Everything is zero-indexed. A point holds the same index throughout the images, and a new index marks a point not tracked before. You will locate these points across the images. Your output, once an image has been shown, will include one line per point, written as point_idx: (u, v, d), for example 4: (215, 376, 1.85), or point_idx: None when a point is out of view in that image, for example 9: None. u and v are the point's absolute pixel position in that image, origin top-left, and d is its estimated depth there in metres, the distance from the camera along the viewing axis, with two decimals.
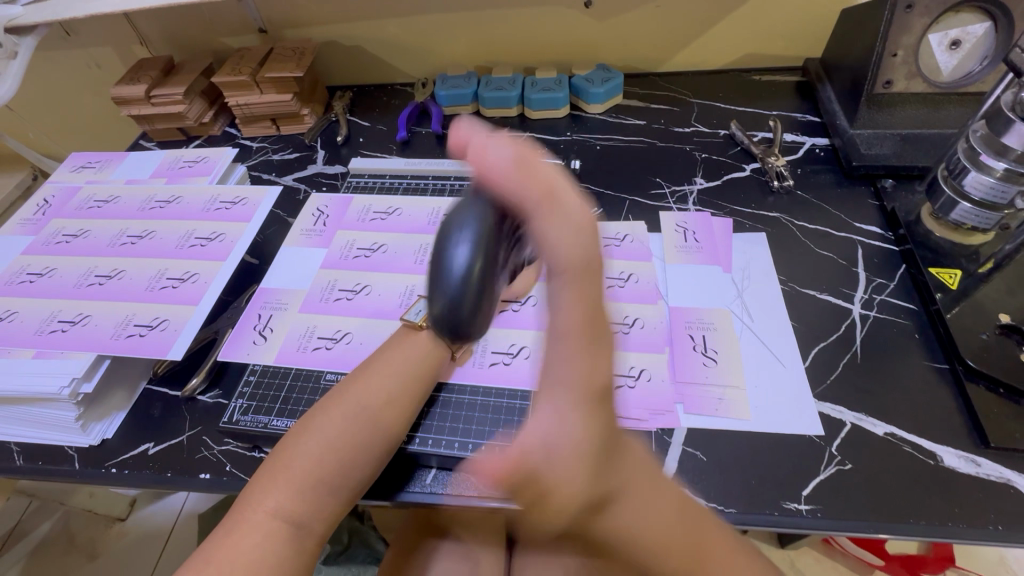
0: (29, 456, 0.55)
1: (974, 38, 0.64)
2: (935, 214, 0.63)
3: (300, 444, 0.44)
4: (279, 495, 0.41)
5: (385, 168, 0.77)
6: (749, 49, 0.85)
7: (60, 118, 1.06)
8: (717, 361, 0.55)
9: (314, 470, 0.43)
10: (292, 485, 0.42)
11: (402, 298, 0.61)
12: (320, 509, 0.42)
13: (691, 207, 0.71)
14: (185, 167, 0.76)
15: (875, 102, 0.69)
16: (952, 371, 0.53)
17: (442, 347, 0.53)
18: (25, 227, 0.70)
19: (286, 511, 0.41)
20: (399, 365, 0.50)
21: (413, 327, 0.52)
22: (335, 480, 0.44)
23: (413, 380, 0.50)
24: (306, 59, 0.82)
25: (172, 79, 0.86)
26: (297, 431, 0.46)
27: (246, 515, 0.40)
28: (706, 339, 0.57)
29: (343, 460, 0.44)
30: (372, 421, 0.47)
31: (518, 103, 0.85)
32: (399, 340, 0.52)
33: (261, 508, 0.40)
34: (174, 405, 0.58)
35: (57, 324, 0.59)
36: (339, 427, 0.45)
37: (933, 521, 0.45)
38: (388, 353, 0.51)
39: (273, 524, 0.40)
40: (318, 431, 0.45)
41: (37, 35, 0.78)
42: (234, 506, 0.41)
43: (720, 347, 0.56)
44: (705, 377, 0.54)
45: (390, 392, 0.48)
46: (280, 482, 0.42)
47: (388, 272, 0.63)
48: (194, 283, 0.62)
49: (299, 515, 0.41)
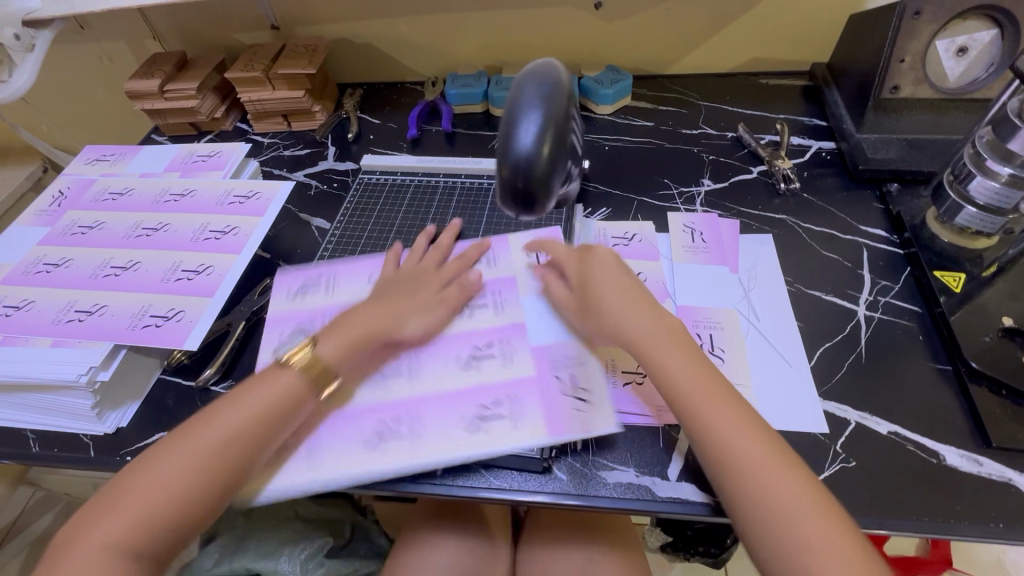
0: (45, 443, 0.56)
1: (981, 45, 0.65)
2: (940, 218, 0.64)
3: (139, 479, 0.45)
4: (114, 523, 0.43)
5: (396, 164, 0.79)
6: (757, 52, 0.86)
7: (69, 112, 1.07)
8: (588, 402, 0.52)
9: (147, 506, 0.43)
10: (124, 521, 0.43)
11: (320, 279, 0.65)
12: (155, 542, 0.43)
13: (699, 209, 0.72)
14: (199, 161, 0.77)
15: (881, 108, 0.70)
16: (955, 372, 0.54)
17: (306, 387, 0.51)
18: (40, 218, 0.71)
19: (122, 547, 0.42)
20: (247, 407, 0.48)
21: (278, 364, 0.52)
22: (172, 515, 0.44)
23: (262, 420, 0.48)
24: (318, 56, 0.83)
25: (184, 73, 0.87)
26: (157, 449, 0.46)
27: (81, 544, 0.42)
28: (573, 376, 0.54)
29: (184, 492, 0.44)
30: (212, 459, 0.46)
31: (482, 99, 0.87)
32: (262, 377, 0.51)
33: (92, 541, 0.42)
34: (188, 396, 0.59)
35: (73, 313, 0.59)
36: (176, 463, 0.45)
37: (934, 518, 0.46)
38: (242, 392, 0.49)
39: (102, 556, 0.42)
40: (157, 468, 0.45)
41: (54, 28, 0.79)
42: (73, 525, 0.44)
43: (590, 384, 0.53)
44: (554, 424, 0.50)
45: (232, 430, 0.47)
46: (112, 517, 0.43)
47: (342, 287, 0.64)
48: (208, 276, 0.63)
49: (134, 544, 0.43)
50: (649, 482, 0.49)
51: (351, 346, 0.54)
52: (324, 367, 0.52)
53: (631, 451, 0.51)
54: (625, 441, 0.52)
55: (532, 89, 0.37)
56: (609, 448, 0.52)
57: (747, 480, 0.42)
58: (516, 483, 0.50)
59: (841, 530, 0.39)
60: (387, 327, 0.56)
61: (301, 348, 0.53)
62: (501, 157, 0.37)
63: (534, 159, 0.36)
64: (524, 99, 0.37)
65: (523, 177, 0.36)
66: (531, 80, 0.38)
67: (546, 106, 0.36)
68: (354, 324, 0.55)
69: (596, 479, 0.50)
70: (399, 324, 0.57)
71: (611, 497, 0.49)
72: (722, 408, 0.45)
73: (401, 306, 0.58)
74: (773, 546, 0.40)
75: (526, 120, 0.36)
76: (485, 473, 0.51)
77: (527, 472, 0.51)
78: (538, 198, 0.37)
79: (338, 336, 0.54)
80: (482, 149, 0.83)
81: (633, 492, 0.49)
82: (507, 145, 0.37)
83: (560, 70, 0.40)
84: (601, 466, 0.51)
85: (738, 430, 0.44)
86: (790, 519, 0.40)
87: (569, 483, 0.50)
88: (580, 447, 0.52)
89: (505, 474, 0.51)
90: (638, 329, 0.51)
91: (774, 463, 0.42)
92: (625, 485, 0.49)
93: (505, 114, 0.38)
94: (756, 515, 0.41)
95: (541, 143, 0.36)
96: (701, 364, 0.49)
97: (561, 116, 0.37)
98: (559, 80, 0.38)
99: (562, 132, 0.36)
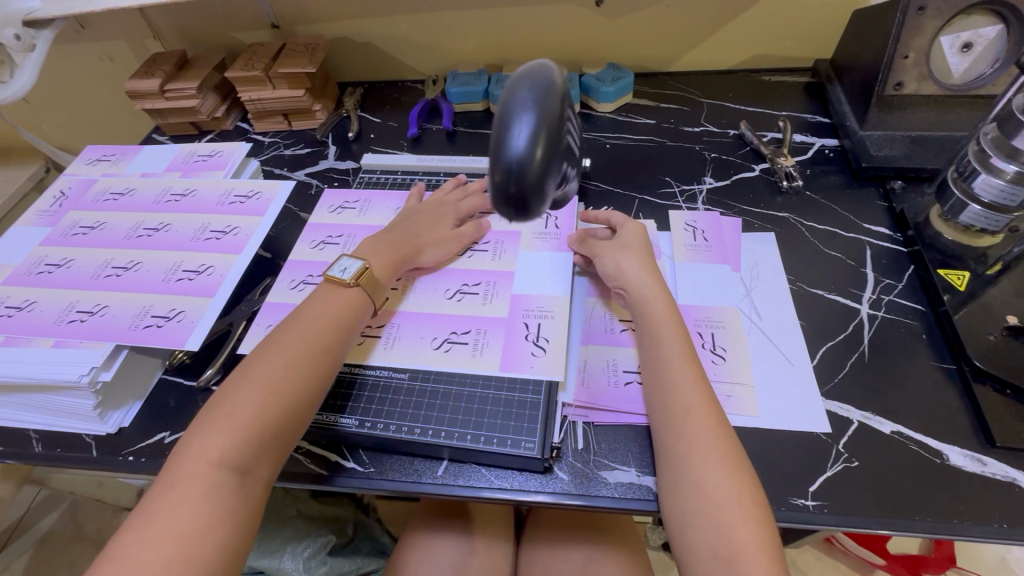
0: (48, 444, 0.56)
1: (986, 40, 0.64)
2: (944, 216, 0.63)
3: (235, 395, 0.46)
4: (218, 445, 0.43)
5: (396, 164, 0.78)
6: (759, 49, 0.85)
7: (71, 112, 1.07)
8: (545, 350, 0.56)
9: (253, 416, 0.45)
10: (231, 434, 0.44)
11: (357, 202, 0.75)
12: (263, 451, 0.45)
13: (701, 207, 0.71)
14: (200, 161, 0.77)
15: (885, 104, 0.70)
16: (959, 372, 0.54)
17: (365, 298, 0.56)
18: (42, 219, 0.71)
19: (230, 461, 0.43)
20: (324, 316, 0.53)
21: (339, 282, 0.55)
22: (276, 422, 0.46)
23: (334, 335, 0.52)
24: (318, 55, 0.83)
25: (185, 73, 0.87)
26: (238, 378, 0.48)
27: (187, 467, 0.42)
28: (540, 326, 0.58)
29: (286, 396, 0.47)
30: (304, 362, 0.49)
31: (483, 98, 0.87)
32: (324, 294, 0.55)
33: (202, 458, 0.43)
34: (189, 396, 0.59)
35: (75, 314, 0.59)
36: (271, 371, 0.48)
37: (938, 517, 0.45)
38: (315, 306, 0.53)
39: (218, 472, 0.42)
40: (252, 380, 0.47)
41: (54, 28, 0.79)
42: (172, 460, 0.43)
43: (552, 335, 0.57)
44: (509, 363, 0.55)
45: (317, 335, 0.51)
46: (219, 430, 0.44)
47: (368, 216, 0.73)
48: (209, 275, 0.63)
49: (241, 462, 0.44)
50: (651, 482, 0.49)
51: (393, 265, 0.60)
52: (377, 282, 0.57)
53: (632, 451, 0.51)
54: (626, 441, 0.52)
55: (525, 89, 0.35)
56: (611, 448, 0.52)
57: (689, 473, 0.45)
58: (517, 483, 0.50)
59: (761, 527, 0.42)
60: (412, 253, 0.62)
61: (362, 269, 0.56)
62: (493, 160, 0.35)
63: (528, 162, 0.34)
64: (516, 103, 0.35)
65: (515, 181, 0.35)
66: (523, 81, 0.35)
67: (539, 108, 0.34)
68: (388, 246, 0.61)
69: (597, 479, 0.50)
70: (420, 254, 0.63)
71: (613, 496, 0.49)
72: (699, 419, 0.47)
73: (421, 239, 0.63)
74: (700, 552, 0.42)
75: (518, 124, 0.34)
76: (487, 473, 0.51)
77: (528, 472, 0.51)
78: (532, 203, 0.36)
79: (382, 256, 0.59)
80: (483, 148, 0.83)
81: (635, 492, 0.49)
82: (499, 148, 0.35)
83: (552, 68, 0.37)
84: (602, 466, 0.51)
85: (706, 442, 0.45)
86: (725, 514, 0.42)
87: (571, 483, 0.50)
88: (581, 447, 0.52)
89: (506, 474, 0.51)
90: (653, 311, 0.54)
91: (729, 482, 0.43)
92: (627, 485, 0.49)
93: (496, 118, 0.35)
94: (690, 507, 0.44)
95: (534, 145, 0.34)
96: (700, 374, 0.50)
97: (554, 118, 0.35)
98: (552, 80, 0.36)
99: (557, 137, 0.35)
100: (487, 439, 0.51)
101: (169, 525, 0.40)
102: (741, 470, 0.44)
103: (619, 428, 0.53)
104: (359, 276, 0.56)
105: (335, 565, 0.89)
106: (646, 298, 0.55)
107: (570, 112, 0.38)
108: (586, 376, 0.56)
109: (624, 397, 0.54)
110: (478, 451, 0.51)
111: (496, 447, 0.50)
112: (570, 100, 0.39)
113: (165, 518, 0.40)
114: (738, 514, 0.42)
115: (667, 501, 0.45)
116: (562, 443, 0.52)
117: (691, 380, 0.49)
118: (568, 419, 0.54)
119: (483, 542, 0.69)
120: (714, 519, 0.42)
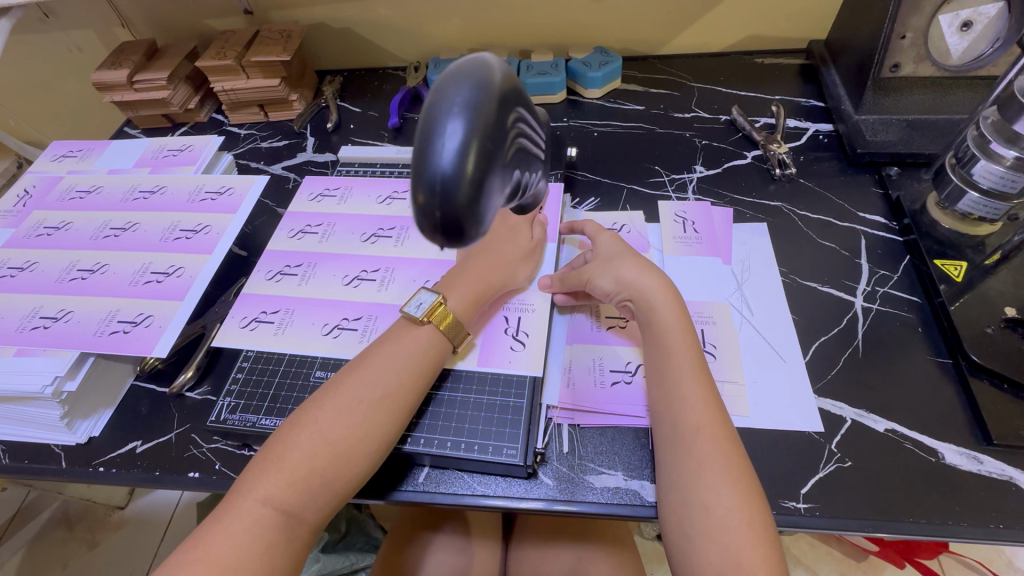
0: (14, 455, 0.54)
1: (987, 19, 0.60)
2: (941, 204, 0.61)
3: (293, 437, 0.45)
4: (269, 486, 0.43)
5: (376, 156, 0.75)
6: (751, 30, 0.82)
7: (39, 103, 1.03)
8: (525, 345, 0.55)
9: (306, 461, 0.44)
10: (283, 476, 0.43)
11: (337, 189, 0.72)
12: (312, 500, 0.44)
13: (691, 196, 0.69)
14: (170, 156, 0.74)
15: (881, 87, 0.67)
16: (955, 366, 0.52)
17: (443, 341, 0.52)
18: (7, 219, 0.68)
19: (275, 501, 0.43)
20: (396, 359, 0.49)
21: (413, 320, 0.52)
22: (326, 470, 0.44)
23: (408, 380, 0.49)
24: (292, 43, 0.79)
25: (155, 62, 0.83)
26: (297, 419, 0.46)
27: (239, 501, 0.42)
28: (520, 321, 0.57)
29: (345, 447, 0.45)
30: (367, 412, 0.46)
31: None
32: (399, 332, 0.52)
33: (251, 496, 0.42)
34: (162, 402, 0.57)
35: (38, 320, 0.57)
36: (333, 420, 0.46)
37: (934, 520, 0.44)
38: (387, 347, 0.50)
39: (264, 512, 0.42)
40: (310, 427, 0.45)
41: (11, 17, 0.74)
42: (227, 493, 0.43)
43: (532, 330, 0.56)
44: (488, 359, 0.54)
45: (386, 382, 0.48)
46: (272, 471, 0.43)
47: (351, 207, 0.70)
48: (178, 277, 0.60)
49: (289, 504, 0.43)
50: (637, 486, 0.47)
51: (474, 300, 0.55)
52: (456, 321, 0.53)
53: (619, 453, 0.50)
54: (612, 443, 0.50)
55: (454, 87, 0.28)
56: (597, 450, 0.50)
57: (682, 477, 0.43)
58: (501, 489, 0.49)
59: (755, 530, 0.40)
60: (504, 279, 0.57)
61: (436, 304, 0.53)
62: (415, 178, 0.29)
63: (455, 182, 0.28)
64: (442, 104, 0.28)
65: (443, 201, 0.28)
66: (453, 79, 0.29)
67: (469, 114, 0.28)
68: (475, 272, 0.56)
69: (583, 483, 0.48)
70: (513, 274, 0.58)
71: (598, 501, 0.47)
72: (697, 426, 0.45)
73: (508, 255, 0.58)
74: (687, 558, 0.41)
75: (441, 131, 0.28)
76: (469, 479, 0.50)
77: (512, 477, 0.49)
78: (466, 228, 0.30)
79: (463, 289, 0.55)
80: None
81: (621, 496, 0.47)
82: (423, 163, 0.28)
83: (491, 62, 0.30)
84: (588, 470, 0.49)
85: (701, 447, 0.44)
86: (717, 519, 0.41)
87: (556, 488, 0.48)
88: (566, 450, 0.50)
89: (488, 480, 0.49)
90: (665, 314, 0.51)
91: (723, 488, 0.42)
92: (613, 489, 0.48)
93: (420, 125, 0.29)
94: (683, 510, 0.42)
95: (463, 161, 0.28)
96: (707, 384, 0.48)
97: (489, 127, 0.28)
98: (487, 78, 0.29)
99: (492, 146, 0.28)
100: (468, 446, 0.49)
101: (209, 556, 0.40)
102: (741, 484, 0.42)
103: (604, 430, 0.51)
104: (432, 312, 0.52)
105: (327, 562, 0.94)
106: (654, 303, 0.52)
107: (520, 112, 0.32)
108: (572, 377, 0.54)
109: (611, 398, 0.52)
110: (458, 458, 0.49)
111: (478, 455, 0.48)
112: (522, 98, 0.32)
113: (207, 548, 0.40)
114: (733, 519, 0.40)
115: (662, 504, 0.44)
116: (546, 448, 0.50)
117: (692, 384, 0.47)
118: (552, 423, 0.52)
119: (472, 543, 0.67)
120: (706, 523, 0.41)
